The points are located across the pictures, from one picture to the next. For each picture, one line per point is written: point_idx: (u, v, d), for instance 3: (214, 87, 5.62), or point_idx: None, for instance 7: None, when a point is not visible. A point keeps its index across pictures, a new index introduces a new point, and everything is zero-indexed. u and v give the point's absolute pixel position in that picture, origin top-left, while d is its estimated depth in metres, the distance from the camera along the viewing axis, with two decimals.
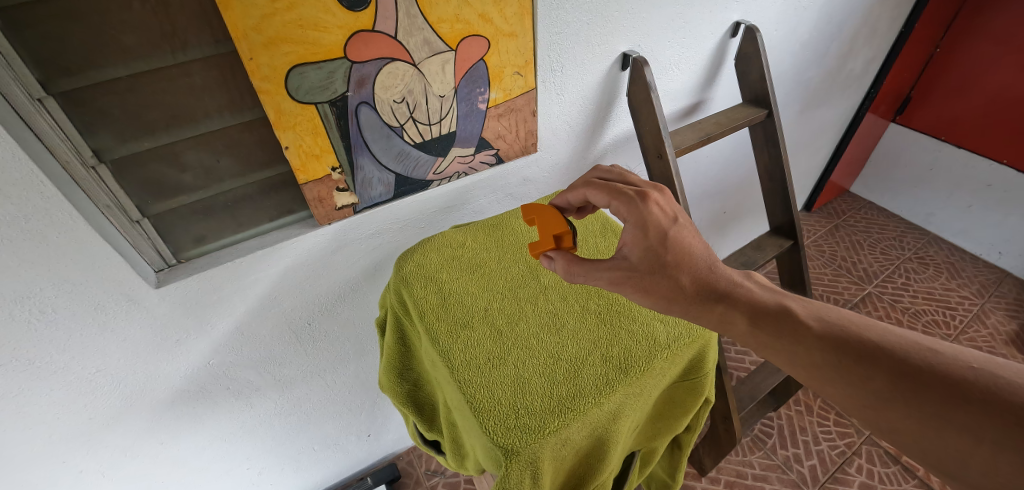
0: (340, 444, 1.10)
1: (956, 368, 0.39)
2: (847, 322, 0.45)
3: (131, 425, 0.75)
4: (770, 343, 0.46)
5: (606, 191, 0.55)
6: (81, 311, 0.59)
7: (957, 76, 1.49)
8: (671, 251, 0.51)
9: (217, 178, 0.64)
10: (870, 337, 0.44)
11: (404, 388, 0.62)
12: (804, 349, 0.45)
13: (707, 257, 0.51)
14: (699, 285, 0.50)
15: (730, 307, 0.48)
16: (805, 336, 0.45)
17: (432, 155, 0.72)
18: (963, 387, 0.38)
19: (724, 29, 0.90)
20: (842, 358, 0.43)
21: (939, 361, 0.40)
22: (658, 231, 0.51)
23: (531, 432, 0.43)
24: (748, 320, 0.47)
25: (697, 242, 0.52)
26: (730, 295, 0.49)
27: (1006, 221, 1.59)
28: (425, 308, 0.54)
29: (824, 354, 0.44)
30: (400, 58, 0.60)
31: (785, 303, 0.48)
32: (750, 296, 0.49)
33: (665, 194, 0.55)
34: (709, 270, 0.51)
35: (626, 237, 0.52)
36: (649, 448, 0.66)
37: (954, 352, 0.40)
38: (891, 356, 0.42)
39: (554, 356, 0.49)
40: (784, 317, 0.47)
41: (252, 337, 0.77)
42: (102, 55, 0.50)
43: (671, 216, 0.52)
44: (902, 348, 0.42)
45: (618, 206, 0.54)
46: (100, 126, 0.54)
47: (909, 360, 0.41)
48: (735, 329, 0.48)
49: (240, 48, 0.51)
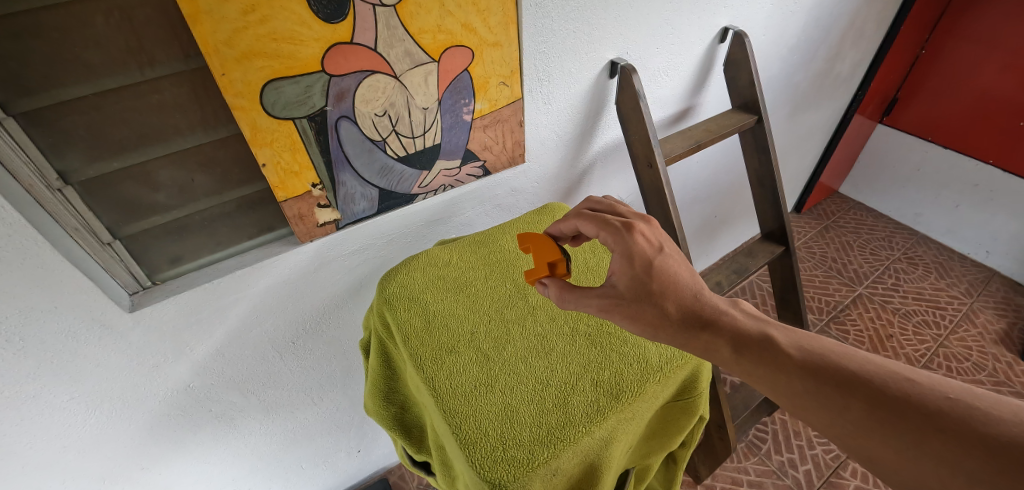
0: (330, 461, 1.08)
1: (933, 398, 0.38)
2: (827, 350, 0.44)
3: (108, 452, 0.72)
4: (752, 371, 0.45)
5: (595, 222, 0.54)
6: (51, 339, 0.57)
7: (943, 77, 1.50)
8: (657, 279, 0.50)
9: (192, 196, 0.62)
10: (850, 366, 0.42)
11: (391, 410, 0.60)
12: (785, 377, 0.43)
13: (694, 284, 0.50)
14: (685, 314, 0.49)
15: (714, 335, 0.47)
16: (786, 364, 0.44)
17: (416, 168, 0.71)
18: (939, 418, 0.37)
19: (712, 35, 0.89)
20: (821, 386, 0.42)
21: (917, 391, 0.39)
22: (643, 262, 0.50)
23: (518, 464, 0.41)
24: (731, 347, 0.46)
25: (683, 270, 0.51)
26: (714, 323, 0.48)
27: (993, 220, 1.60)
28: (408, 332, 0.52)
29: (805, 382, 0.43)
30: (381, 71, 0.58)
31: (768, 331, 0.47)
32: (735, 324, 0.48)
33: (653, 225, 0.54)
34: (694, 299, 0.50)
35: (613, 267, 0.51)
36: (643, 464, 0.65)
37: (932, 381, 0.40)
38: (868, 385, 0.41)
39: (542, 382, 0.48)
40: (767, 344, 0.46)
41: (234, 358, 0.74)
42: (65, 73, 0.48)
43: (657, 246, 0.51)
44: (880, 377, 0.41)
45: (605, 237, 0.53)
46: (66, 147, 0.51)
47: (887, 390, 0.40)
48: (720, 356, 0.47)
49: (211, 63, 0.49)
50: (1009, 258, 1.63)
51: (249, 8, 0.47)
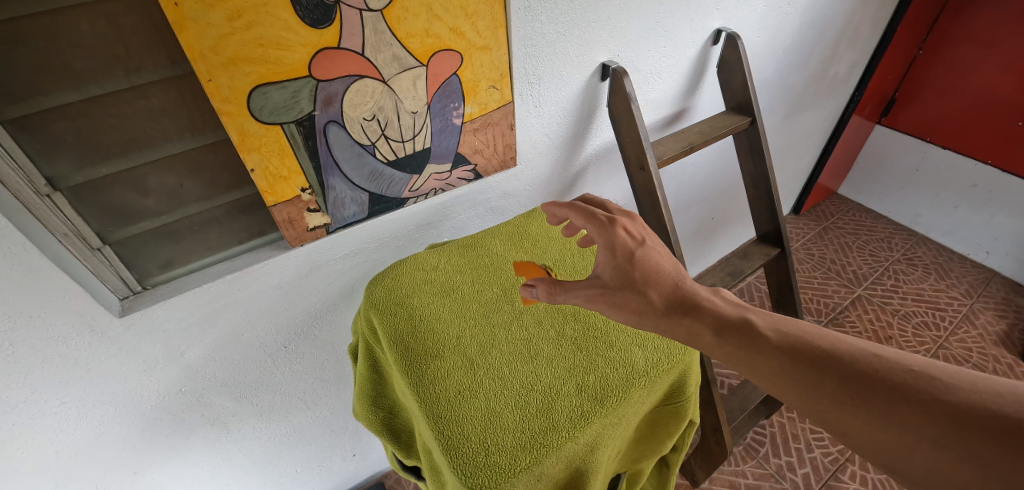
0: (325, 465, 1.08)
1: (899, 371, 0.39)
2: (801, 331, 0.45)
3: (101, 456, 0.72)
4: (730, 352, 0.45)
5: (584, 214, 0.54)
6: (39, 345, 0.57)
7: (942, 77, 1.50)
8: (639, 269, 0.50)
9: (181, 201, 0.62)
10: (822, 346, 0.43)
11: (379, 415, 0.60)
12: (762, 357, 0.44)
13: (676, 273, 0.50)
14: (668, 300, 0.49)
15: (696, 320, 0.47)
16: (762, 344, 0.44)
17: (406, 172, 0.71)
18: (906, 389, 0.38)
19: (704, 37, 0.89)
20: (795, 364, 0.42)
21: (884, 365, 0.40)
22: (625, 252, 0.50)
23: (501, 471, 0.41)
24: (711, 331, 0.46)
25: (666, 260, 0.51)
26: (695, 308, 0.48)
27: (992, 220, 1.59)
28: (395, 335, 0.52)
29: (779, 361, 0.43)
30: (369, 75, 0.58)
31: (747, 316, 0.47)
32: (715, 309, 0.48)
33: (636, 220, 0.53)
34: (677, 287, 0.50)
35: (598, 261, 0.51)
36: (635, 469, 0.65)
37: (898, 356, 0.40)
38: (840, 362, 0.41)
39: (527, 386, 0.47)
40: (745, 328, 0.46)
41: (225, 362, 0.74)
42: (51, 80, 0.48)
43: (639, 239, 0.51)
44: (851, 353, 0.41)
45: (590, 230, 0.53)
46: (54, 153, 0.52)
47: (856, 364, 0.40)
48: (700, 340, 0.47)
49: (198, 69, 0.49)
50: (1009, 259, 1.61)
51: (236, 14, 0.48)
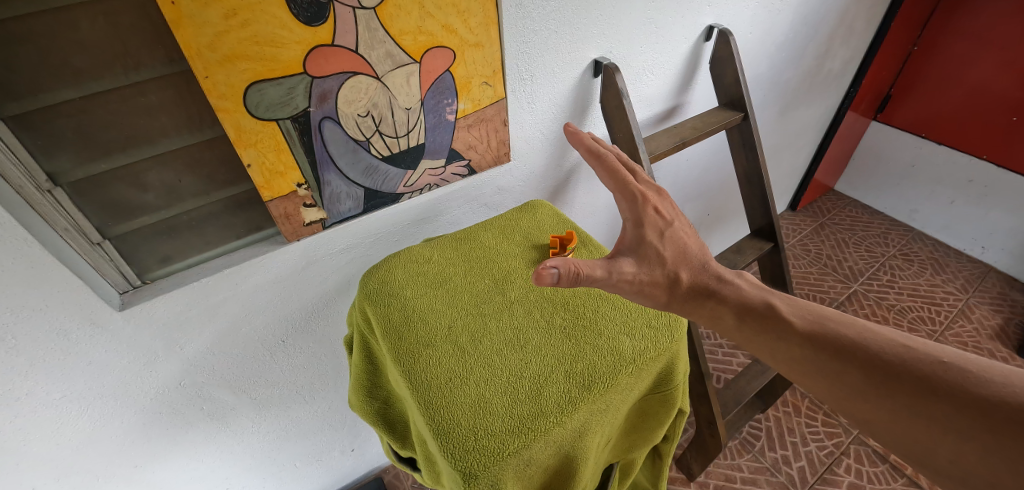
0: (324, 460, 1.09)
1: (928, 363, 0.44)
2: (827, 319, 0.51)
3: (103, 448, 0.74)
4: (752, 337, 0.53)
5: (615, 181, 0.55)
6: (42, 337, 0.58)
7: (937, 74, 1.50)
8: (669, 249, 0.53)
9: (179, 197, 0.63)
10: (848, 334, 0.49)
11: (374, 406, 0.61)
12: (786, 344, 0.50)
13: (702, 255, 0.55)
14: (694, 282, 0.53)
15: (719, 302, 0.53)
16: (788, 332, 0.51)
17: (401, 168, 0.72)
18: (932, 381, 0.43)
19: (697, 33, 0.91)
20: (819, 354, 0.49)
21: (911, 355, 0.46)
22: (655, 230, 0.53)
23: (490, 453, 0.42)
24: (735, 315, 0.53)
25: (692, 241, 0.55)
26: (720, 293, 0.54)
27: (988, 216, 1.60)
28: (388, 325, 0.53)
29: (803, 349, 0.50)
30: (363, 72, 0.60)
31: (771, 301, 0.53)
32: (739, 294, 0.54)
33: (665, 198, 0.57)
34: (702, 268, 0.55)
35: (625, 236, 0.52)
36: (627, 459, 0.66)
37: (927, 348, 0.46)
38: (865, 351, 0.47)
39: (516, 373, 0.48)
40: (771, 316, 0.52)
41: (224, 356, 0.75)
42: (51, 78, 0.49)
43: (668, 220, 0.54)
44: (878, 344, 0.47)
45: (618, 203, 0.54)
46: (54, 149, 0.53)
47: (883, 355, 0.46)
48: (722, 322, 0.53)
49: (194, 67, 0.50)
50: (1005, 254, 1.62)
51: (231, 12, 0.49)
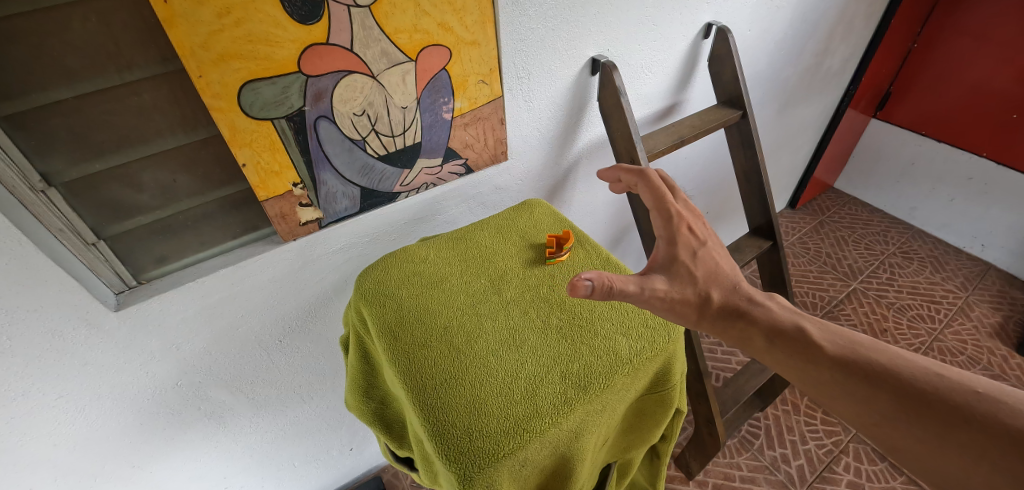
0: (323, 459, 1.09)
1: (961, 392, 0.43)
2: (859, 344, 0.49)
3: (100, 449, 0.73)
4: (781, 359, 0.51)
5: (655, 200, 0.57)
6: (37, 338, 0.58)
7: (936, 71, 1.50)
8: (701, 268, 0.53)
9: (174, 197, 0.63)
10: (879, 359, 0.47)
11: (371, 406, 0.60)
12: (816, 368, 0.49)
13: (733, 275, 0.54)
14: (725, 303, 0.52)
15: (750, 324, 0.52)
16: (818, 356, 0.49)
17: (398, 167, 0.71)
18: (966, 411, 0.42)
19: (696, 31, 0.90)
20: (849, 378, 0.47)
21: (944, 383, 0.44)
22: (688, 249, 0.53)
23: (485, 455, 0.42)
24: (766, 337, 0.51)
25: (725, 261, 0.55)
26: (750, 314, 0.52)
27: (987, 213, 1.60)
28: (383, 325, 0.52)
29: (834, 373, 0.48)
30: (358, 71, 0.59)
31: (802, 324, 0.51)
32: (770, 316, 0.52)
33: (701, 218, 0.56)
34: (734, 289, 0.53)
35: (658, 255, 0.53)
36: (625, 458, 0.66)
37: (961, 376, 0.44)
38: (896, 378, 0.46)
39: (512, 374, 0.48)
40: (800, 338, 0.50)
41: (221, 356, 0.75)
42: (43, 78, 0.49)
43: (702, 239, 0.54)
44: (911, 371, 0.46)
45: (655, 220, 0.55)
46: (48, 150, 0.52)
47: (916, 383, 0.45)
48: (753, 344, 0.52)
49: (188, 66, 0.50)
50: (1005, 251, 1.62)
51: (224, 11, 0.48)
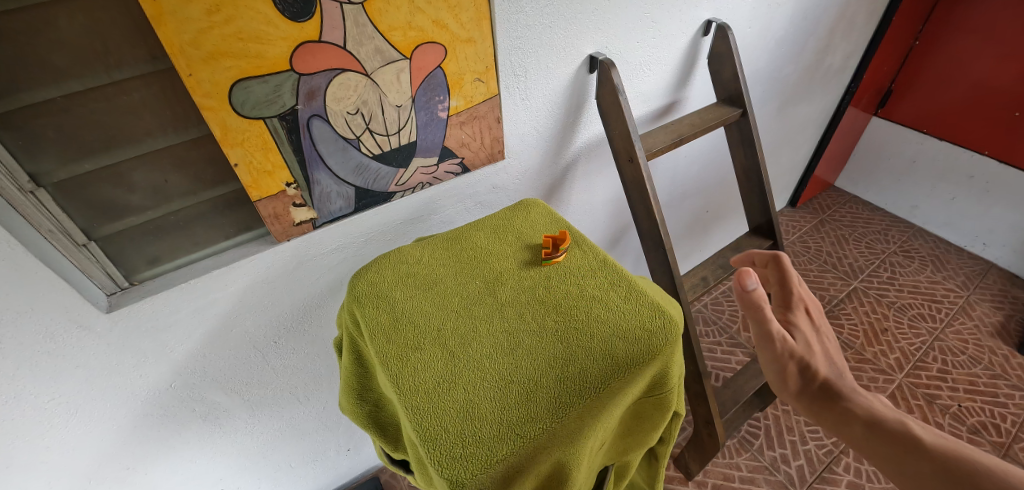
0: (320, 460, 1.08)
1: None
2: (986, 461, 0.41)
3: (93, 451, 0.73)
4: (881, 452, 0.45)
5: (774, 275, 0.57)
6: (27, 341, 0.57)
7: (938, 68, 1.49)
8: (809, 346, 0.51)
9: (166, 197, 0.62)
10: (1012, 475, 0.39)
11: (365, 408, 0.60)
12: (925, 470, 0.42)
13: (839, 366, 0.51)
14: (824, 383, 0.50)
15: (848, 408, 0.48)
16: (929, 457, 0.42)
17: (393, 166, 0.70)
18: None
19: (696, 28, 0.89)
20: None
21: None
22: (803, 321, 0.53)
23: (476, 461, 0.41)
24: (864, 425, 0.46)
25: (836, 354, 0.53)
26: (851, 401, 0.48)
27: (989, 212, 1.59)
28: (376, 328, 0.52)
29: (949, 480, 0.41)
30: (351, 69, 0.58)
31: (911, 426, 0.45)
32: (869, 407, 0.48)
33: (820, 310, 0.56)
34: (837, 376, 0.50)
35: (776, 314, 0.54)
36: (623, 461, 0.65)
37: None
38: None
39: (506, 378, 0.47)
40: (907, 438, 0.44)
41: (215, 358, 0.75)
42: (30, 76, 0.48)
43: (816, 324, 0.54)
44: None
45: (774, 293, 0.57)
46: (36, 150, 0.52)
47: None
48: (850, 432, 0.47)
49: (177, 64, 0.49)
50: (1006, 250, 1.61)
51: (214, 8, 0.48)
